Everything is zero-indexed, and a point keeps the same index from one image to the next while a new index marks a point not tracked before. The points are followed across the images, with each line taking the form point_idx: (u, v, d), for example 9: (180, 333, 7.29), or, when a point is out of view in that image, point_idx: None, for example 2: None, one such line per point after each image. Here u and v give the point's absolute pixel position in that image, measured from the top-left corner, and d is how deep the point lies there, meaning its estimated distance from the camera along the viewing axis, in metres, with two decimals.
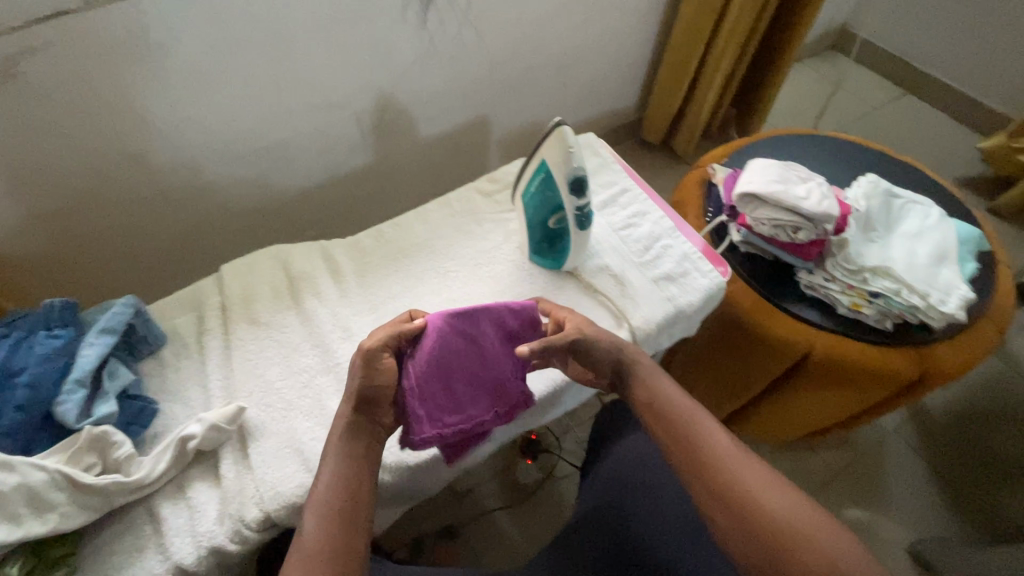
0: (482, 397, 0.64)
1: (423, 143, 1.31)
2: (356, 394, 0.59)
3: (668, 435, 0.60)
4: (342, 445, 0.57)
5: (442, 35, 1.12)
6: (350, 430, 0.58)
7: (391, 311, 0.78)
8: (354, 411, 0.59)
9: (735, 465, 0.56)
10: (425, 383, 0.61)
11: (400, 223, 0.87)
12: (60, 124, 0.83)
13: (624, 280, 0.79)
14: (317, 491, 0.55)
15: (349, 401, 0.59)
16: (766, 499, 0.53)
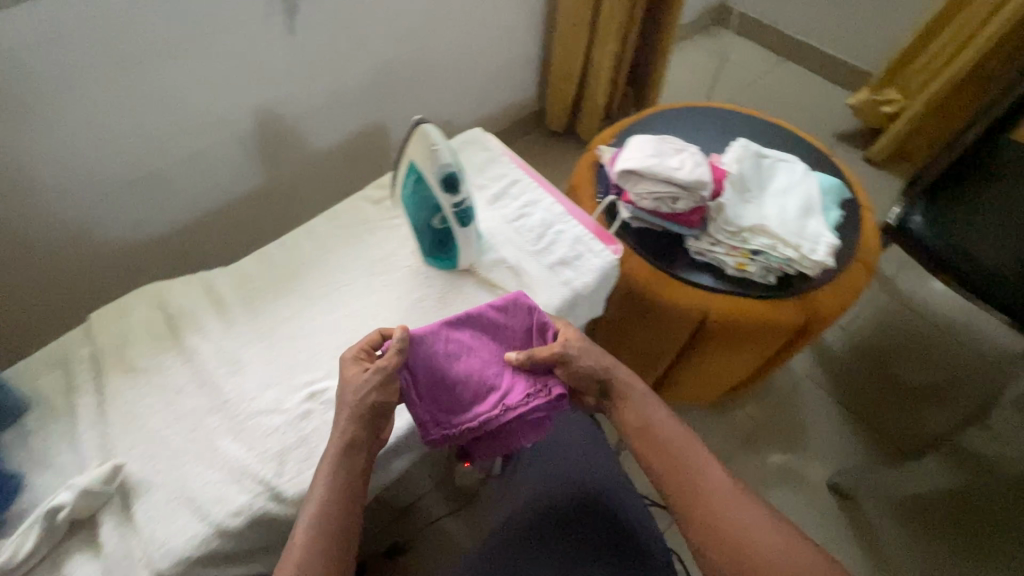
0: (484, 396, 0.66)
1: (316, 157, 1.26)
2: (353, 410, 0.61)
3: (663, 466, 0.64)
4: (342, 459, 0.59)
5: (315, 44, 1.07)
6: (350, 443, 0.60)
7: (283, 336, 0.74)
8: (355, 429, 0.60)
9: (727, 502, 0.61)
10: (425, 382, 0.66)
11: (287, 243, 0.83)
12: None
13: (520, 271, 0.80)
14: (317, 493, 0.57)
15: (348, 417, 0.61)
16: (753, 536, 0.59)
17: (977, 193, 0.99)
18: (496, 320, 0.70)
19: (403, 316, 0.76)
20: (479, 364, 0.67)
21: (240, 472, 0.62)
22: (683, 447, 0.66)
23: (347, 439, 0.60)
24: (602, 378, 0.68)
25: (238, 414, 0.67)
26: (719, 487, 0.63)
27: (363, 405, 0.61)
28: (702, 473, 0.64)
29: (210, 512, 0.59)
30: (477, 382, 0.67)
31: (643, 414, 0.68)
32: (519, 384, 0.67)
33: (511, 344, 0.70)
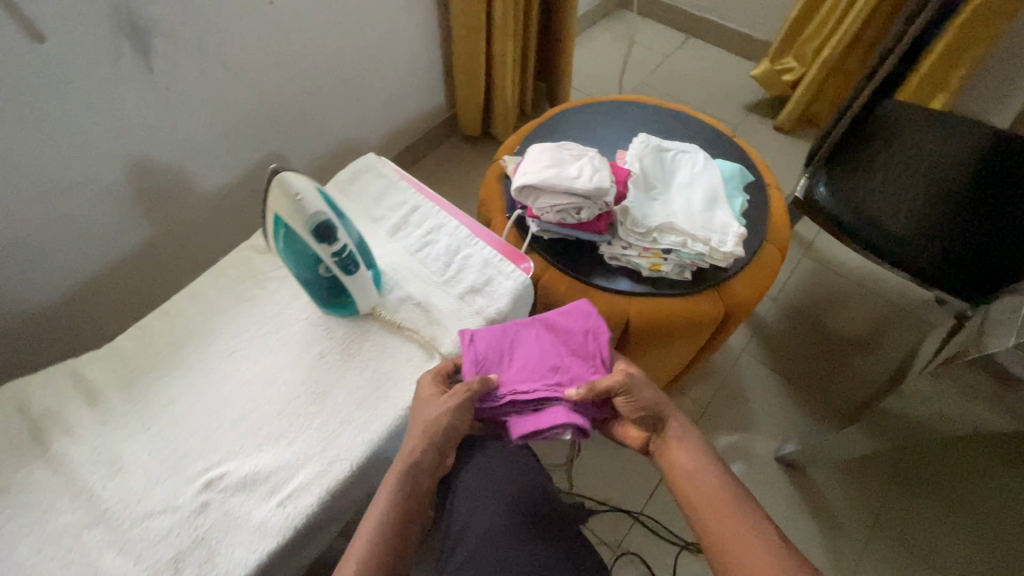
0: (541, 379, 0.68)
1: (210, 200, 1.15)
2: (426, 431, 0.62)
3: (705, 509, 0.61)
4: (402, 482, 0.60)
5: (182, 81, 0.97)
6: (416, 459, 0.62)
7: (170, 420, 0.66)
8: (424, 447, 0.62)
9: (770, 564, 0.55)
10: (484, 361, 0.68)
11: (168, 311, 0.75)
12: None
13: (428, 306, 0.74)
14: (377, 508, 0.59)
15: (421, 440, 0.62)
16: None
17: (872, 156, 1.01)
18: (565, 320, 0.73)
19: (306, 375, 0.70)
20: (541, 354, 0.70)
21: None
22: (734, 509, 0.60)
23: (411, 461, 0.61)
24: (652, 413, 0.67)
25: (123, 525, 0.59)
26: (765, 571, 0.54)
27: (442, 428, 0.62)
28: (745, 532, 0.58)
29: None
30: (534, 369, 0.69)
31: (697, 468, 0.64)
32: (577, 379, 0.69)
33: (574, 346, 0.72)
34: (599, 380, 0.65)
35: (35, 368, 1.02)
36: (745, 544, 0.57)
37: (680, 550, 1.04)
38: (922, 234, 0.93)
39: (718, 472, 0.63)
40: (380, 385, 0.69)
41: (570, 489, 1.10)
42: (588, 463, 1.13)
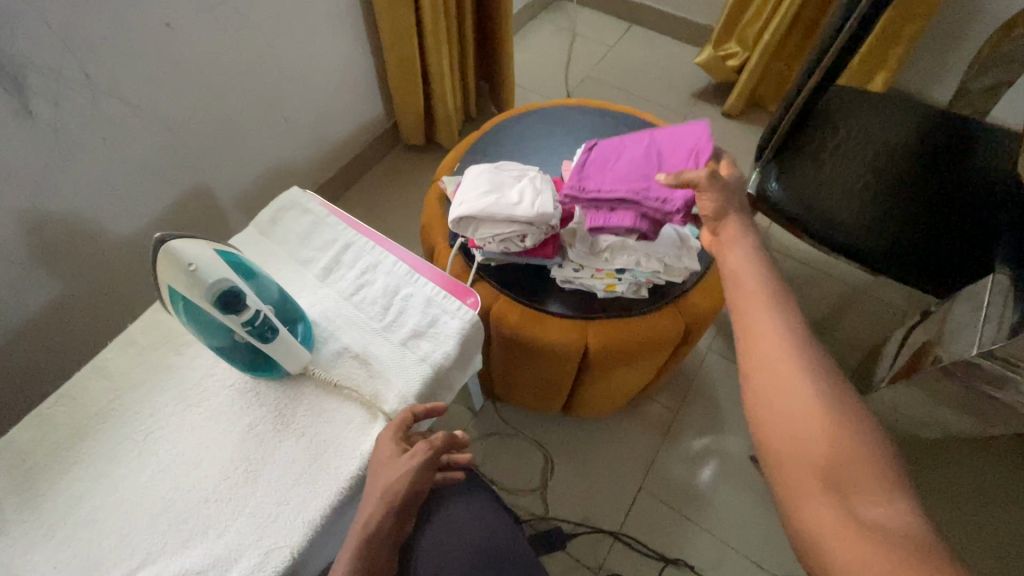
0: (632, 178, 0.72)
1: (125, 246, 1.05)
2: (383, 495, 0.56)
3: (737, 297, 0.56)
4: (356, 549, 0.54)
5: (72, 123, 0.87)
6: (372, 535, 0.54)
7: (77, 525, 0.58)
8: (382, 519, 0.55)
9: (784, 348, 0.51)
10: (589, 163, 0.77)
11: (70, 394, 0.66)
12: None
13: (367, 359, 0.68)
14: None
15: (376, 510, 0.55)
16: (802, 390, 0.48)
17: (821, 148, 0.99)
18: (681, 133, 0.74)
19: (234, 452, 0.62)
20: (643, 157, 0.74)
21: None
22: (768, 302, 0.54)
23: (368, 525, 0.55)
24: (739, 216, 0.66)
25: None
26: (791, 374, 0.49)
27: (401, 488, 0.56)
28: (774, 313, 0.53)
29: None
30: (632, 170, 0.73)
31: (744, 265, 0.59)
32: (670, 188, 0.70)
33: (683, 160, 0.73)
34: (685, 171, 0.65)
35: None
36: (770, 331, 0.52)
37: (663, 565, 1.01)
38: (877, 226, 0.91)
39: (762, 269, 0.57)
40: (319, 455, 0.62)
41: (546, 513, 1.06)
42: (563, 484, 1.09)
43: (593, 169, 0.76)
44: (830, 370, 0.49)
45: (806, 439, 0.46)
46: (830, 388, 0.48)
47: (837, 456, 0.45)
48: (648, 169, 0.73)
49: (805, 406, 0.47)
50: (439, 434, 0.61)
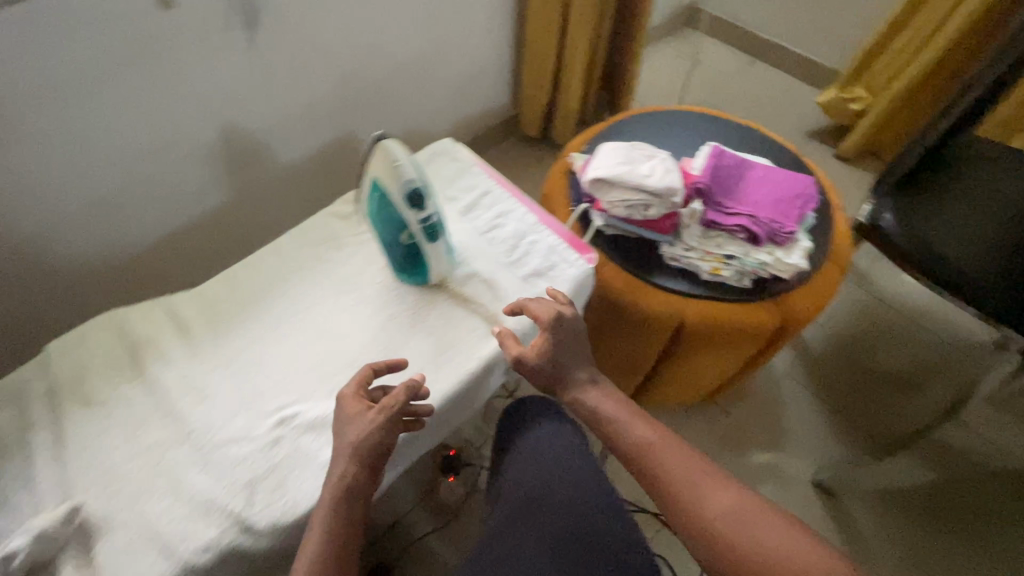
0: (749, 202, 0.84)
1: (283, 168, 1.21)
2: (354, 448, 0.61)
3: (646, 477, 0.65)
4: (339, 501, 0.59)
5: (277, 58, 1.05)
6: (348, 488, 0.59)
7: (249, 360, 0.72)
8: (354, 474, 0.60)
9: (701, 492, 0.61)
10: (717, 169, 0.86)
11: (253, 261, 0.81)
12: None
13: (494, 284, 0.78)
14: (307, 547, 0.57)
15: (347, 461, 0.60)
16: (745, 532, 0.57)
17: (944, 190, 1.01)
18: (791, 180, 0.87)
19: (375, 334, 0.74)
20: (759, 188, 0.85)
21: (208, 505, 0.61)
22: (671, 462, 0.64)
23: (344, 479, 0.60)
24: (553, 344, 0.70)
25: (205, 444, 0.65)
26: (718, 504, 0.60)
27: (371, 443, 0.61)
28: (681, 470, 0.63)
29: (176, 549, 0.58)
30: (750, 196, 0.85)
31: (619, 412, 0.70)
32: (776, 218, 0.83)
33: (792, 199, 0.85)
34: (533, 308, 0.72)
35: (113, 305, 1.10)
36: (691, 491, 0.61)
37: None
38: (991, 272, 0.92)
39: (646, 430, 0.68)
40: (444, 351, 0.73)
41: None
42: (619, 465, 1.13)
43: (721, 177, 0.85)
44: (735, 491, 0.61)
45: (764, 550, 0.55)
46: (746, 505, 0.59)
47: (800, 557, 0.54)
48: (763, 196, 0.85)
49: (763, 544, 0.56)
50: (399, 391, 0.64)
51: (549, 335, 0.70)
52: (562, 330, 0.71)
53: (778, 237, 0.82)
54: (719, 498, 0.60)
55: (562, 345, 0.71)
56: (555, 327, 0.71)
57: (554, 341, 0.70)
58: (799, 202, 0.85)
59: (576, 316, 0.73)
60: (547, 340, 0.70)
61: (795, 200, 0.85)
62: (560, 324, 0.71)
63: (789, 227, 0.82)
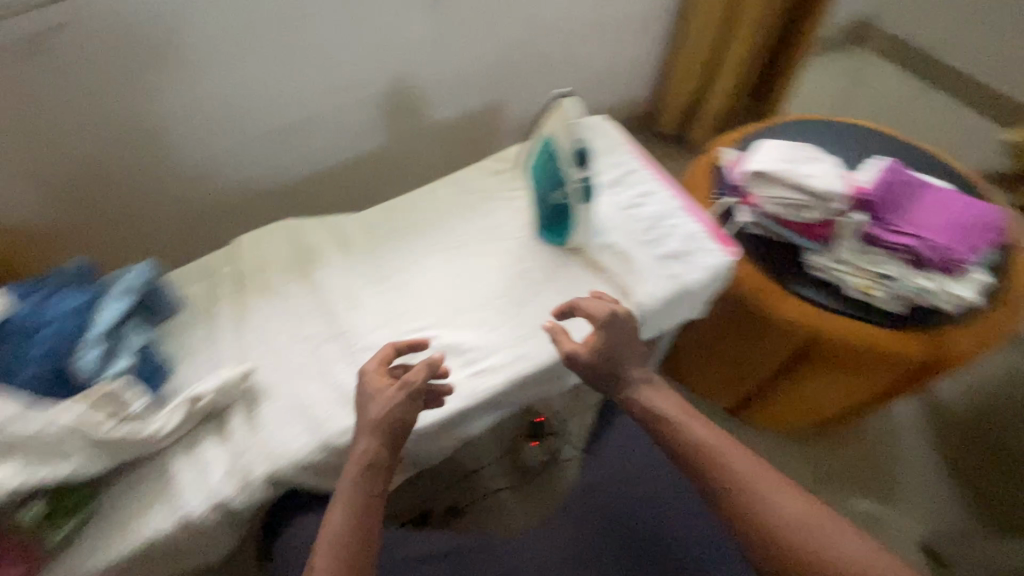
0: (920, 223, 0.78)
1: (435, 128, 1.25)
2: (376, 424, 0.61)
3: (699, 474, 0.61)
4: (359, 482, 0.58)
5: (452, 20, 1.10)
6: (372, 463, 0.59)
7: (396, 283, 0.80)
8: (376, 449, 0.60)
9: (759, 491, 0.57)
10: (889, 184, 0.81)
11: (407, 199, 0.89)
12: (79, 105, 0.84)
13: (628, 258, 0.80)
14: (333, 527, 0.55)
15: (371, 435, 0.60)
16: (809, 539, 0.54)
17: None
18: (973, 207, 0.80)
19: (509, 283, 0.79)
20: (934, 210, 0.79)
21: (349, 396, 0.69)
22: (728, 462, 0.60)
23: (364, 457, 0.60)
24: (607, 343, 0.68)
25: (352, 346, 0.73)
26: (778, 507, 0.56)
27: (393, 419, 0.61)
28: (737, 469, 0.59)
29: (321, 428, 0.66)
30: (923, 217, 0.79)
31: (674, 411, 0.66)
32: (950, 244, 0.76)
33: (971, 227, 0.78)
34: (581, 308, 0.70)
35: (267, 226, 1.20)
36: (752, 494, 0.57)
37: None
38: None
39: (701, 429, 0.63)
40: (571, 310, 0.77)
41: None
42: None
43: (892, 192, 0.80)
44: (795, 497, 0.57)
45: (829, 557, 0.53)
46: (811, 515, 0.55)
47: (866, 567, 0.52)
48: (936, 219, 0.79)
49: (828, 556, 0.53)
50: (419, 369, 0.64)
51: (601, 335, 0.68)
52: (614, 334, 0.68)
53: (946, 265, 0.77)
54: (781, 505, 0.56)
55: (614, 346, 0.68)
56: (607, 327, 0.68)
57: (609, 340, 0.68)
58: (977, 232, 0.79)
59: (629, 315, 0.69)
60: (599, 338, 0.68)
61: (973, 229, 0.79)
62: (609, 326, 0.68)
63: (963, 256, 0.76)
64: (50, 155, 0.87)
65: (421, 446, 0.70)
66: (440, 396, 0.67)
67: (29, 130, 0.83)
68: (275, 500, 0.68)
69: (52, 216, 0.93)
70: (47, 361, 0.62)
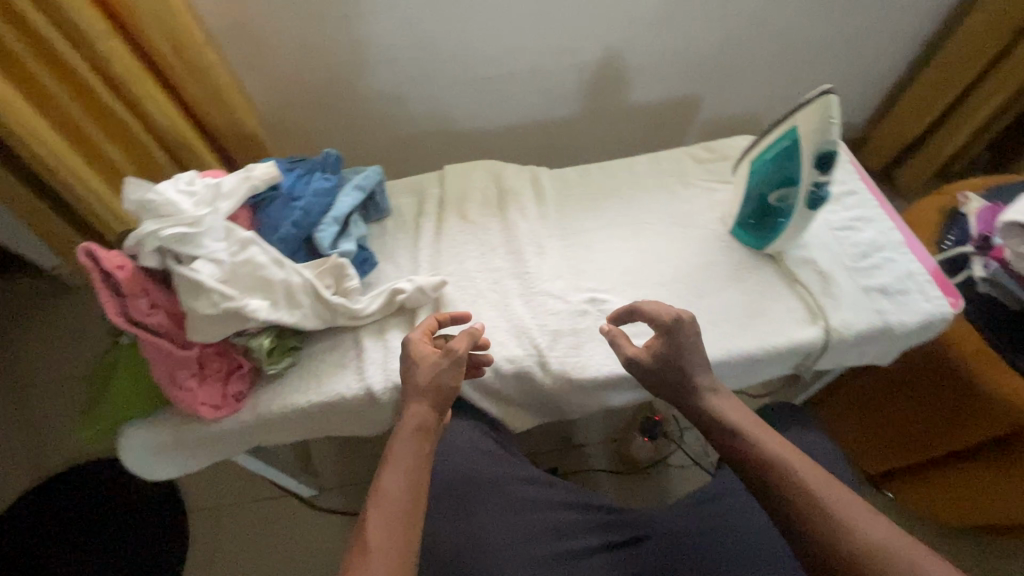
0: None
1: (632, 108, 1.24)
2: (426, 388, 0.61)
3: (768, 489, 0.54)
4: (409, 442, 0.58)
5: (690, 3, 1.05)
6: (421, 428, 0.59)
7: (581, 242, 0.83)
8: (425, 415, 0.60)
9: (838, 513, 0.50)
10: None
11: (607, 167, 0.91)
12: (348, 23, 0.95)
13: (829, 280, 0.75)
14: (387, 492, 0.54)
15: (421, 400, 0.60)
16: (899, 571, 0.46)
17: None
18: None
19: (692, 270, 0.78)
20: None
21: (521, 330, 0.74)
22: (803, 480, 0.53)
23: (418, 419, 0.59)
24: (666, 361, 0.63)
25: (532, 287, 0.77)
26: (863, 535, 0.48)
27: (442, 383, 0.62)
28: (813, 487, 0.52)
29: (493, 351, 0.72)
30: None
31: (746, 424, 0.59)
32: None
33: None
34: (643, 312, 0.66)
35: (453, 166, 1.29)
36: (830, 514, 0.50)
37: None
38: None
39: (775, 446, 0.56)
40: (753, 314, 0.74)
41: None
42: None
43: None
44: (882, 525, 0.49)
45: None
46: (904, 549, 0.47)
47: None
48: None
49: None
50: (461, 338, 0.64)
51: (663, 346, 0.64)
52: (676, 359, 0.63)
53: None
54: (866, 533, 0.48)
55: (675, 361, 0.63)
56: (671, 335, 0.63)
57: (671, 358, 0.63)
58: None
59: (697, 328, 0.64)
60: (662, 346, 0.64)
61: None
62: (676, 340, 0.63)
63: None
64: (311, 63, 1.01)
65: (570, 399, 0.73)
66: (478, 367, 0.69)
67: (303, 38, 0.96)
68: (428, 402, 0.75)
69: (299, 116, 1.10)
70: (296, 227, 0.73)
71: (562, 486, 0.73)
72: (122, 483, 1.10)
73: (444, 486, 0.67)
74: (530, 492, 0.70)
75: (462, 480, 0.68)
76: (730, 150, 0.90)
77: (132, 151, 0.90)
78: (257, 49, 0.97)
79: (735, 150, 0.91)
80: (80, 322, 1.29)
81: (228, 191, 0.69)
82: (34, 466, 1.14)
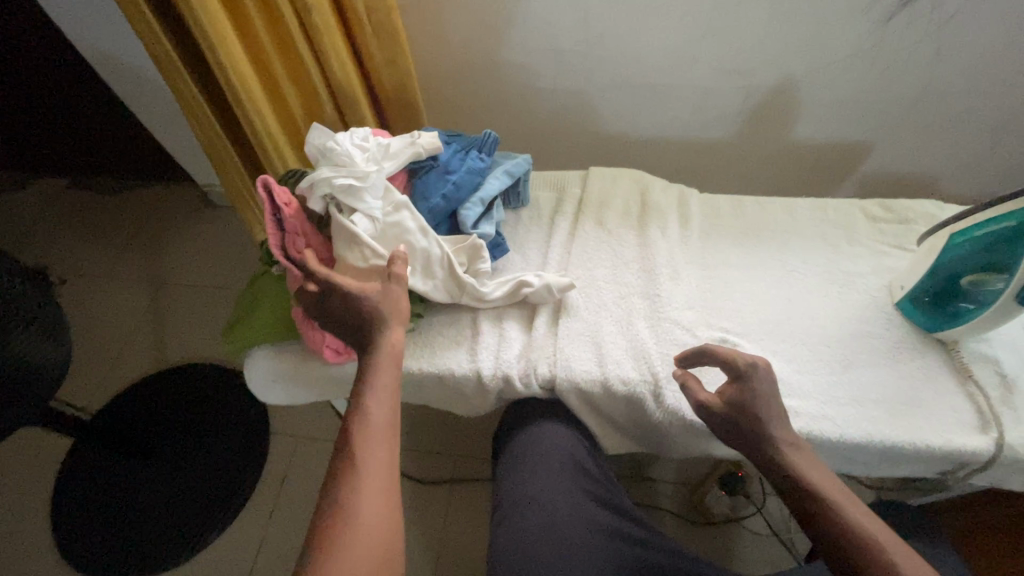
0: None
1: (790, 145, 1.13)
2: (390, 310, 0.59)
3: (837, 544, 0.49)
4: (389, 367, 0.55)
5: (895, 43, 0.92)
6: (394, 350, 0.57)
7: (720, 276, 0.78)
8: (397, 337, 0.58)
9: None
10: None
11: (765, 204, 0.85)
12: (522, 7, 0.95)
13: (1012, 387, 0.65)
14: (368, 416, 0.51)
15: (392, 319, 0.58)
16: None
17: None
18: None
19: (843, 336, 0.71)
20: None
21: (640, 353, 0.70)
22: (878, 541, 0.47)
23: (393, 344, 0.57)
24: (739, 410, 0.58)
25: (660, 312, 0.74)
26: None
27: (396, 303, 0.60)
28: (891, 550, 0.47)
29: (608, 367, 0.69)
30: None
31: (821, 479, 0.53)
32: None
33: None
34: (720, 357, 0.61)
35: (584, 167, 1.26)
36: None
37: None
38: None
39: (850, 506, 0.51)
40: (908, 401, 0.66)
41: None
42: None
43: None
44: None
45: None
46: None
47: None
48: None
49: None
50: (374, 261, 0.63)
51: (738, 393, 0.58)
52: (744, 418, 0.57)
53: None
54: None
55: (749, 409, 0.57)
56: (744, 382, 0.58)
57: (744, 404, 0.58)
58: None
59: (772, 384, 0.59)
60: (737, 393, 0.58)
61: None
62: (754, 389, 0.58)
63: None
64: (479, 42, 1.02)
65: (674, 435, 0.70)
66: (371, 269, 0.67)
67: (478, 16, 0.98)
68: (523, 400, 0.74)
69: (454, 90, 1.12)
70: (444, 200, 0.75)
71: (654, 528, 0.67)
72: (216, 389, 1.19)
73: (523, 455, 0.69)
74: (617, 521, 0.65)
75: (534, 458, 0.68)
76: (912, 215, 0.81)
77: (306, 97, 0.96)
78: (433, 18, 1.00)
79: (917, 214, 0.81)
80: (227, 241, 1.47)
81: (394, 152, 0.72)
82: (157, 354, 1.28)
